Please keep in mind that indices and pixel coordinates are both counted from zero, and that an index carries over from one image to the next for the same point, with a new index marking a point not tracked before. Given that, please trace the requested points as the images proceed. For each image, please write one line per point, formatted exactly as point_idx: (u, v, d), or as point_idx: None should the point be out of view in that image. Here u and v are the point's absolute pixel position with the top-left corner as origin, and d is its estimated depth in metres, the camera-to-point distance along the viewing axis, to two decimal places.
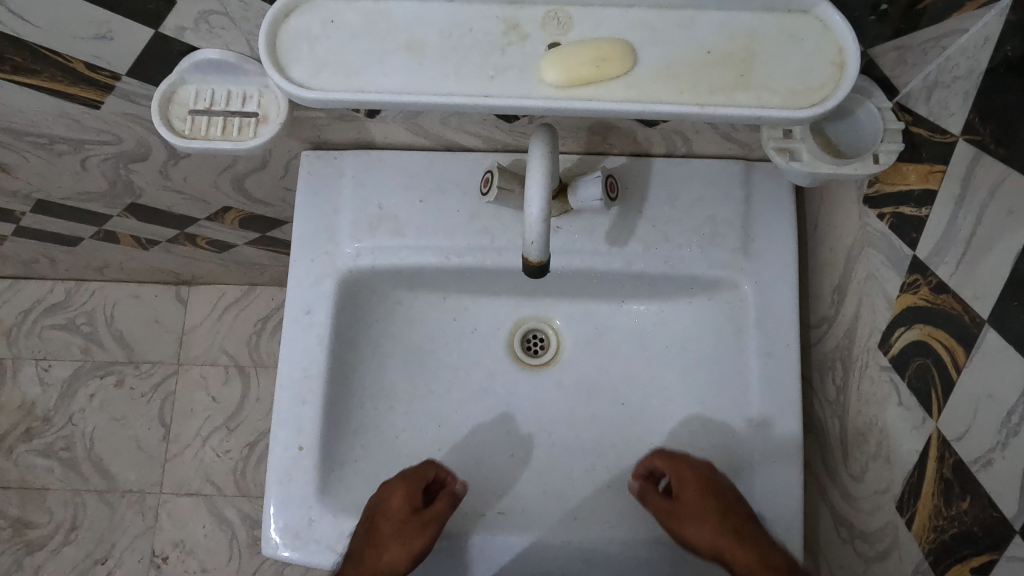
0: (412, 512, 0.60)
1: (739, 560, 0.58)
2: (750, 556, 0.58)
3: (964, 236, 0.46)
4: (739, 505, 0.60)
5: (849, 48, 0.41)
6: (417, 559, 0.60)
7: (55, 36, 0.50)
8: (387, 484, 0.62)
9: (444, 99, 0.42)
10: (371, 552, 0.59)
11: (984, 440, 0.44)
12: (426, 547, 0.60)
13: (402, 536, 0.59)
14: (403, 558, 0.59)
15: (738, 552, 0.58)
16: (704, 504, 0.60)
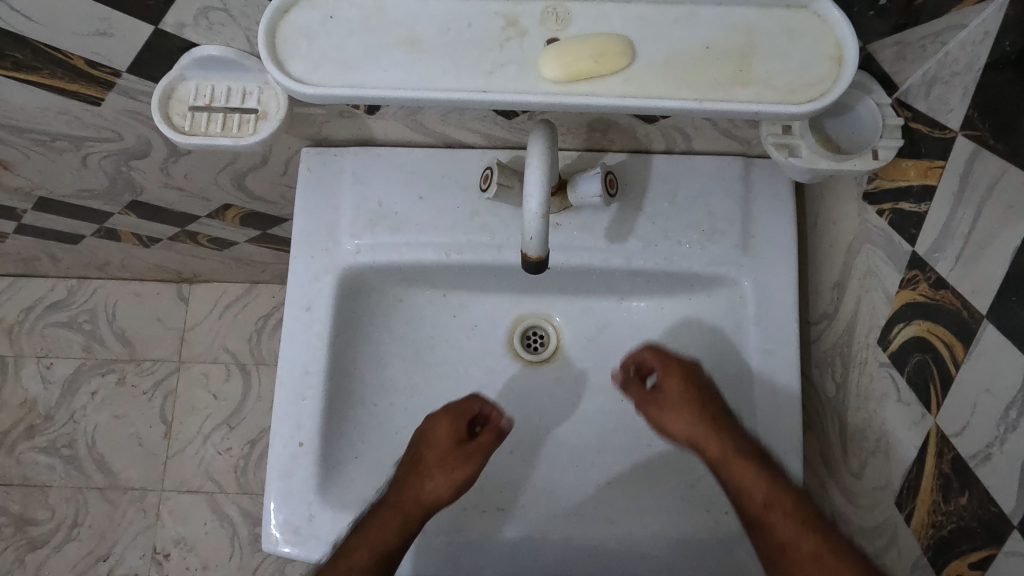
0: (457, 442, 0.61)
1: (711, 449, 0.61)
2: (721, 447, 0.60)
3: (963, 232, 0.46)
4: (716, 400, 0.63)
5: (848, 43, 0.41)
6: (460, 490, 0.61)
7: (56, 32, 0.50)
8: (432, 416, 0.63)
9: (443, 95, 0.42)
10: (414, 481, 0.60)
11: (982, 436, 0.44)
12: (469, 478, 0.61)
13: (446, 466, 0.60)
14: (445, 487, 0.60)
15: (711, 443, 0.61)
16: (683, 394, 0.62)
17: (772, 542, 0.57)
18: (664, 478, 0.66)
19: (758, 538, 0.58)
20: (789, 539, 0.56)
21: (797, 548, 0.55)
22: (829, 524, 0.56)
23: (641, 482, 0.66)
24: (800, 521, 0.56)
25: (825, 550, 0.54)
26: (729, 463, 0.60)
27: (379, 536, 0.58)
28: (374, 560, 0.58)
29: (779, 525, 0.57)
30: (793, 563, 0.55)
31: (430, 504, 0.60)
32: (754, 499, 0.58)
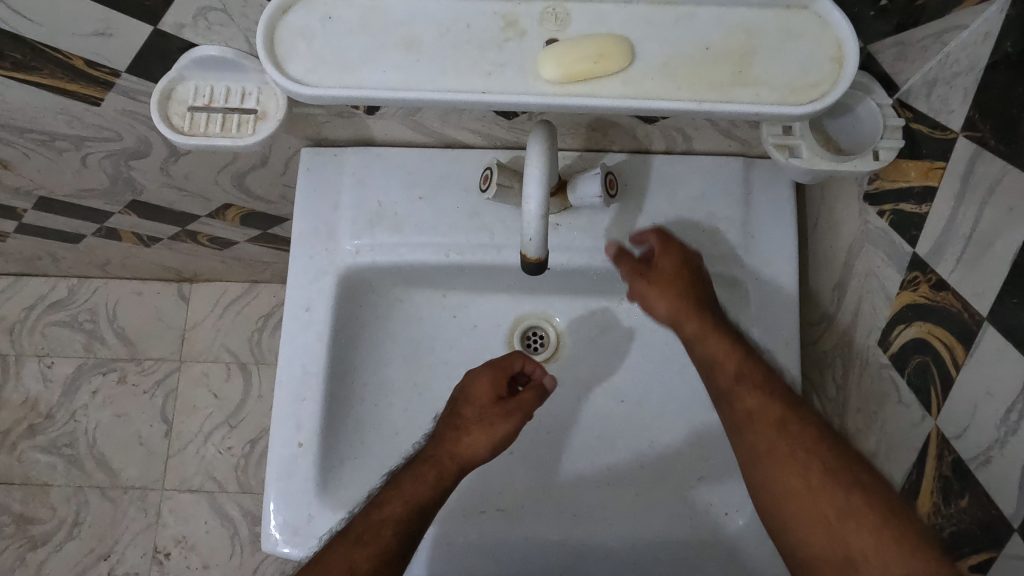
0: (496, 399, 0.61)
1: (688, 326, 0.60)
2: (698, 323, 0.60)
3: (964, 233, 0.46)
4: (704, 282, 0.62)
5: (848, 44, 0.41)
6: (497, 448, 0.60)
7: (55, 33, 0.50)
8: (472, 371, 0.62)
9: (442, 96, 0.42)
10: (451, 435, 0.60)
11: (983, 438, 0.44)
12: (507, 436, 0.60)
13: (484, 421, 0.60)
14: (483, 444, 0.59)
15: (689, 320, 0.60)
16: (671, 275, 0.61)
17: (740, 410, 0.56)
18: (664, 478, 0.66)
19: (726, 410, 0.57)
20: (757, 406, 0.55)
21: (762, 416, 0.55)
22: (794, 396, 0.56)
23: (641, 482, 0.66)
24: (767, 392, 0.56)
25: (791, 417, 0.54)
26: (703, 335, 0.60)
27: (415, 490, 0.57)
28: (408, 513, 0.56)
29: (747, 395, 0.56)
30: (756, 429, 0.55)
31: (466, 460, 0.59)
32: (726, 369, 0.58)
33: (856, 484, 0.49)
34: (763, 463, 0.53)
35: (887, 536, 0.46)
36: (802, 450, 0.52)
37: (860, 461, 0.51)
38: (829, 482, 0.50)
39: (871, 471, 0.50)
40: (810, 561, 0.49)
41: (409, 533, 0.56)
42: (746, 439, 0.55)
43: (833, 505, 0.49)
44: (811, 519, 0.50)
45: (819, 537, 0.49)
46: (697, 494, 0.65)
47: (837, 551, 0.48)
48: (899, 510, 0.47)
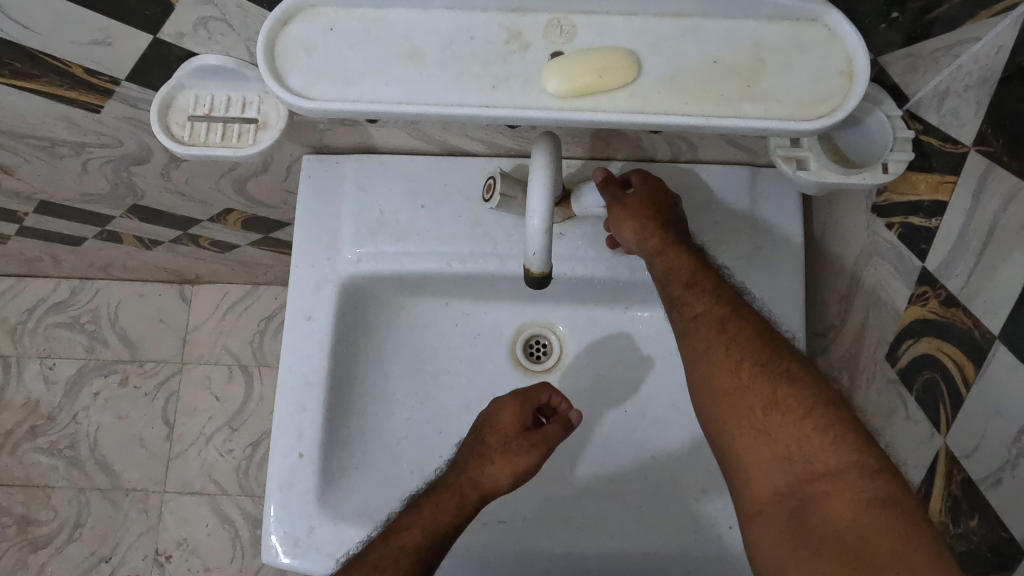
0: (521, 430, 0.60)
1: (653, 243, 0.57)
2: (662, 241, 0.57)
3: (975, 249, 0.45)
4: (662, 199, 0.59)
5: (859, 58, 0.40)
6: (520, 478, 0.59)
7: (53, 41, 0.49)
8: (499, 400, 0.61)
9: (445, 110, 0.41)
10: (475, 466, 0.59)
11: (993, 459, 0.43)
12: (529, 469, 0.59)
13: (508, 452, 0.59)
14: (505, 475, 0.58)
15: (654, 239, 0.57)
16: (644, 202, 0.58)
17: (685, 315, 0.55)
18: (668, 490, 0.66)
19: (676, 316, 0.56)
20: (701, 310, 0.55)
21: (703, 318, 0.55)
22: (735, 297, 0.56)
23: (644, 494, 0.66)
24: (712, 294, 0.55)
25: (730, 318, 0.54)
26: (664, 253, 0.57)
27: (435, 519, 0.57)
28: (426, 541, 0.56)
29: (693, 299, 0.55)
30: (697, 331, 0.55)
31: (487, 489, 0.59)
32: (679, 280, 0.57)
33: (785, 377, 0.50)
34: (702, 362, 0.54)
35: (809, 426, 0.48)
36: (737, 349, 0.52)
37: (789, 354, 0.52)
38: (759, 376, 0.51)
39: (798, 362, 0.51)
40: (735, 453, 0.51)
41: (426, 561, 0.55)
42: (687, 341, 0.55)
43: (761, 399, 0.50)
44: (739, 414, 0.51)
45: (745, 427, 0.50)
46: (700, 506, 0.64)
47: (761, 440, 0.50)
48: (824, 398, 0.49)
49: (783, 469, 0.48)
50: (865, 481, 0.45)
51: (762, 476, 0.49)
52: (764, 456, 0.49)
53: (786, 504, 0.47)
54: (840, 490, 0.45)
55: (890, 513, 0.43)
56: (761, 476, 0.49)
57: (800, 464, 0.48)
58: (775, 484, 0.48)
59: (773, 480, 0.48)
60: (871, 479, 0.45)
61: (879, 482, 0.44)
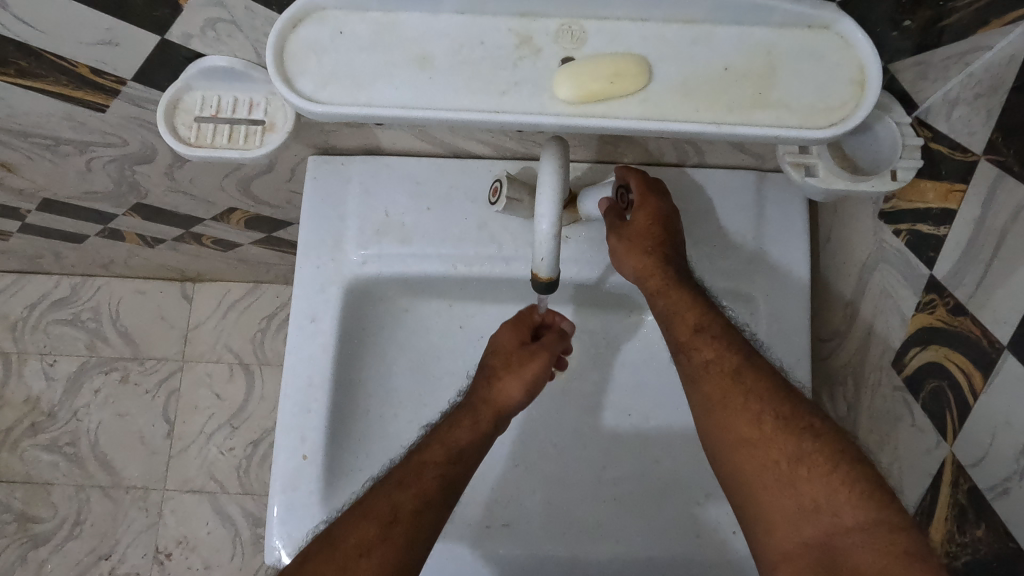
0: (521, 344, 0.62)
1: (654, 284, 0.59)
2: (663, 282, 0.58)
3: (985, 258, 0.45)
4: (671, 236, 0.60)
5: (871, 67, 0.40)
6: (532, 391, 0.60)
7: (60, 42, 0.49)
8: (495, 333, 0.64)
9: (455, 115, 0.41)
10: (487, 389, 0.60)
11: (1001, 468, 0.43)
12: (539, 377, 0.60)
13: (513, 366, 0.60)
14: (516, 388, 0.59)
15: (654, 279, 0.59)
16: (645, 232, 0.59)
17: (698, 361, 0.57)
18: (671, 494, 0.66)
19: (680, 363, 0.58)
20: (714, 356, 0.56)
21: (716, 368, 0.56)
22: (750, 347, 0.57)
23: (647, 498, 0.66)
24: (724, 342, 0.57)
25: (744, 366, 0.55)
26: (664, 294, 0.59)
27: (457, 437, 0.58)
28: (448, 460, 0.57)
29: (704, 346, 0.57)
30: (712, 378, 0.56)
31: (502, 406, 0.60)
32: (686, 323, 0.58)
33: (807, 431, 0.51)
34: (717, 410, 0.55)
35: (834, 480, 0.48)
36: (756, 401, 0.54)
37: (809, 408, 0.53)
38: (781, 429, 0.52)
39: (819, 416, 0.52)
40: (758, 502, 0.51)
41: (450, 479, 0.56)
42: (701, 391, 0.56)
43: (785, 452, 0.51)
44: (762, 466, 0.52)
45: (769, 478, 0.51)
46: (703, 511, 0.64)
47: (786, 492, 0.50)
48: (846, 452, 0.49)
49: (809, 521, 0.49)
50: (891, 535, 0.45)
51: (787, 528, 0.49)
52: (788, 507, 0.50)
53: (813, 555, 0.47)
54: (868, 544, 0.46)
55: (918, 565, 0.43)
56: (787, 528, 0.49)
57: (826, 517, 0.48)
58: (801, 536, 0.49)
59: (799, 531, 0.49)
60: (898, 533, 0.45)
61: (905, 536, 0.45)
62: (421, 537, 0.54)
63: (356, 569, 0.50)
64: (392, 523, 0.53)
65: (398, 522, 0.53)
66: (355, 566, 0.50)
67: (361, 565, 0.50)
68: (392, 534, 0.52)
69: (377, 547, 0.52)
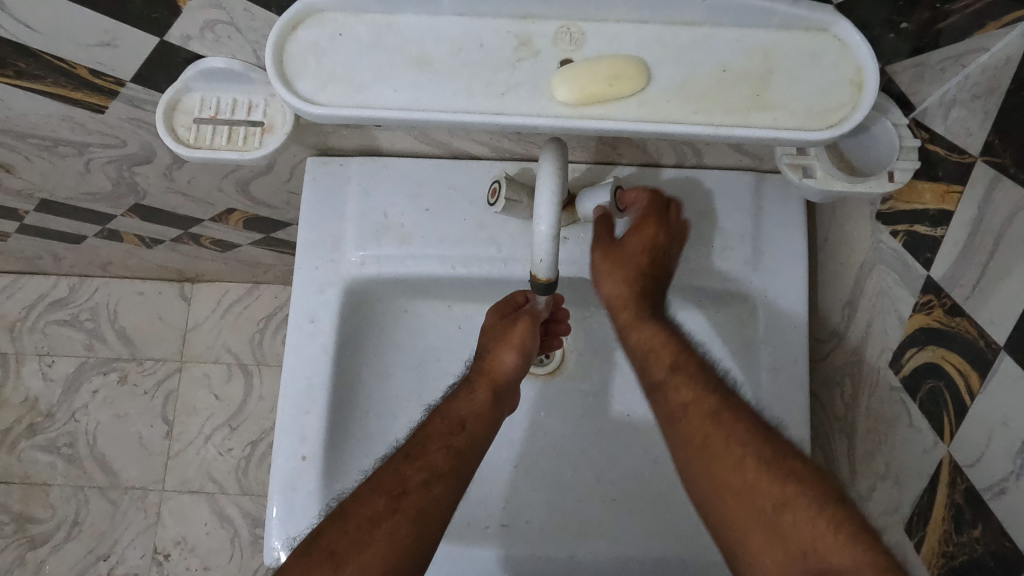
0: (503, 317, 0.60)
1: (624, 316, 0.61)
2: (635, 315, 0.61)
3: (982, 259, 0.45)
4: (654, 272, 0.61)
5: (869, 69, 0.40)
6: (526, 351, 0.58)
7: (59, 43, 0.49)
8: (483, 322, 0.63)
9: (454, 117, 0.41)
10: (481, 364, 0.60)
11: (997, 469, 0.43)
12: (530, 337, 0.58)
13: (497, 334, 0.59)
14: (508, 352, 0.58)
15: (626, 311, 0.61)
16: (625, 262, 0.60)
17: (676, 403, 0.57)
18: (670, 494, 0.66)
19: (654, 403, 0.59)
20: (693, 399, 0.57)
21: (694, 411, 0.56)
22: (729, 391, 0.57)
23: (646, 498, 0.66)
24: (701, 384, 0.57)
25: (722, 409, 0.55)
26: (636, 327, 0.61)
27: (458, 411, 0.58)
28: (450, 432, 0.57)
29: (682, 388, 0.57)
30: (689, 419, 0.56)
31: (495, 374, 0.59)
32: (663, 363, 0.59)
33: (790, 475, 0.50)
34: (698, 454, 0.54)
35: (820, 523, 0.47)
36: (739, 445, 0.53)
37: (791, 452, 0.52)
38: (765, 474, 0.51)
39: (803, 461, 0.51)
40: (747, 550, 0.50)
41: (458, 451, 0.57)
42: (679, 433, 0.56)
43: (770, 497, 0.50)
44: (750, 513, 0.51)
45: (757, 527, 0.50)
46: None
47: (774, 539, 0.49)
48: (830, 497, 0.48)
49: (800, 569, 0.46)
50: None
51: None
52: (778, 555, 0.48)
53: None
54: None
55: None
56: None
57: (816, 563, 0.46)
58: None
59: None
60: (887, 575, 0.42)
61: None
62: (435, 509, 0.54)
63: (368, 541, 0.51)
64: (401, 497, 0.54)
65: (408, 493, 0.54)
66: (368, 539, 0.52)
67: (373, 537, 0.52)
68: (403, 505, 0.53)
69: (387, 519, 0.53)
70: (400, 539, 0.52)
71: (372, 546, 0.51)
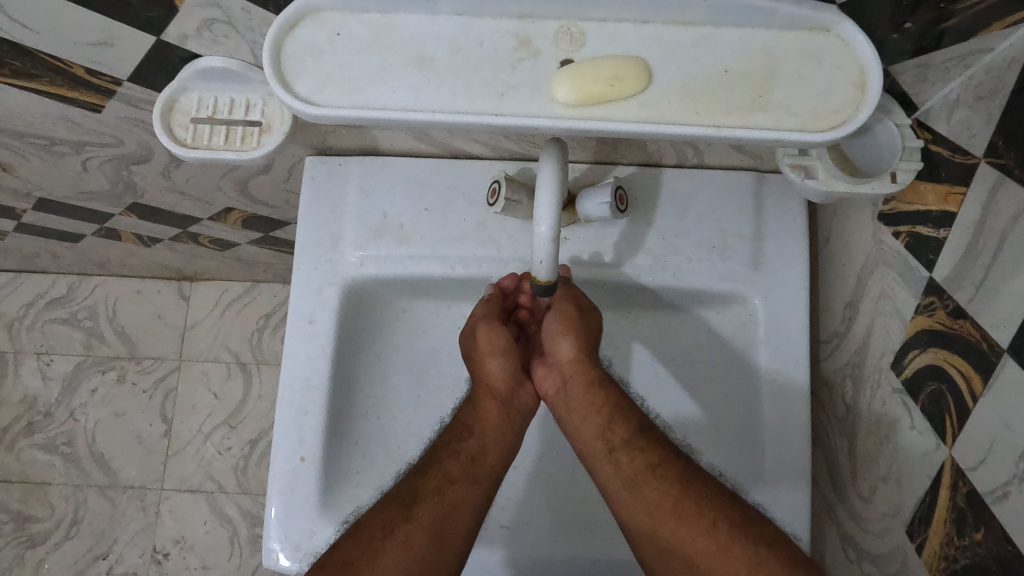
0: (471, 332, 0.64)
1: (575, 377, 0.61)
2: (587, 378, 0.60)
3: (986, 261, 0.45)
4: (592, 330, 0.61)
5: (871, 69, 0.40)
6: (502, 352, 0.62)
7: (55, 42, 0.48)
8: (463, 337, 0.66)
9: (453, 117, 0.40)
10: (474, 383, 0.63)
11: (1000, 473, 0.43)
12: (497, 340, 0.62)
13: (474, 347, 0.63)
14: (488, 359, 0.62)
15: (576, 374, 0.61)
16: (568, 323, 0.60)
17: (641, 467, 0.56)
18: None
19: (614, 465, 0.57)
20: (658, 460, 0.56)
21: (662, 472, 0.55)
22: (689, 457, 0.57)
23: None
24: (666, 448, 0.57)
25: (690, 474, 0.55)
26: (593, 392, 0.60)
27: (464, 418, 0.61)
28: (460, 438, 0.60)
29: (644, 451, 0.56)
30: (655, 485, 0.55)
31: (487, 382, 0.62)
32: (619, 431, 0.58)
33: (761, 539, 0.50)
34: (670, 520, 0.53)
35: None
36: (712, 510, 0.52)
37: (758, 516, 0.52)
38: (736, 537, 0.51)
39: (770, 525, 0.52)
40: None
41: (468, 455, 0.59)
42: (643, 497, 0.55)
43: (743, 562, 0.49)
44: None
45: None
46: None
47: None
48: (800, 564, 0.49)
49: None
50: None
51: None
52: None
53: None
54: None
55: None
56: None
57: None
58: None
59: None
60: None
61: None
62: (452, 515, 0.55)
63: (381, 549, 0.52)
64: (413, 504, 0.55)
65: (420, 501, 0.55)
66: (381, 546, 0.52)
67: (386, 545, 0.52)
68: (415, 514, 0.54)
69: (400, 525, 0.53)
70: (414, 544, 0.53)
71: (386, 554, 0.51)
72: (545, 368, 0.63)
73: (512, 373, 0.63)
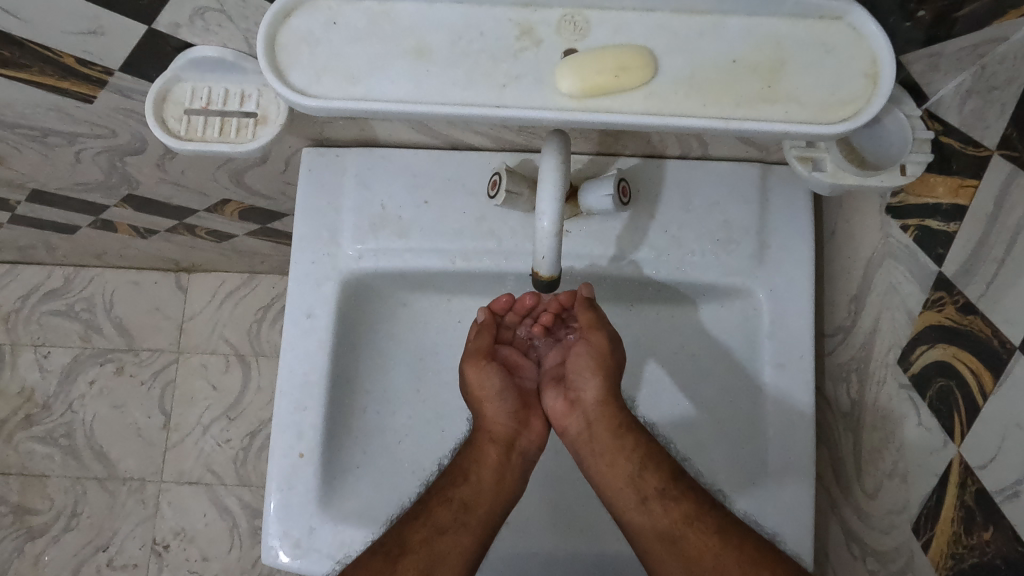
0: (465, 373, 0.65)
1: (597, 420, 0.62)
2: (614, 423, 0.62)
3: (998, 256, 0.44)
4: (619, 369, 0.63)
5: (884, 59, 0.39)
6: (501, 394, 0.65)
7: (43, 31, 0.47)
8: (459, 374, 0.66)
9: (453, 109, 0.39)
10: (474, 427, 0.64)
11: (1010, 473, 0.42)
12: (491, 381, 0.64)
13: (479, 390, 0.64)
14: (488, 402, 0.64)
15: (600, 418, 0.62)
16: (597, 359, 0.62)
17: (676, 517, 0.57)
18: None
19: (646, 514, 0.58)
20: (693, 512, 0.56)
21: (698, 525, 0.56)
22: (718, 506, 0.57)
23: None
24: (697, 497, 0.57)
25: (722, 527, 0.55)
26: (620, 436, 0.61)
27: (463, 462, 0.62)
28: (454, 484, 0.60)
29: (677, 501, 0.57)
30: (690, 535, 0.56)
31: (490, 429, 0.64)
32: (652, 480, 0.59)
33: None
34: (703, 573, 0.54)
35: None
36: (746, 561, 0.53)
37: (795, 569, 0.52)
38: None
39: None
40: None
41: (460, 502, 0.60)
42: (680, 548, 0.56)
43: None
44: None
45: None
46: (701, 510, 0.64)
47: None
48: None
49: None
50: None
51: None
52: None
53: None
54: None
55: None
56: None
57: None
58: None
59: None
60: None
61: None
62: (440, 565, 0.56)
63: None
64: (400, 556, 0.55)
65: (407, 553, 0.56)
66: None
67: None
68: (401, 566, 0.55)
69: None
70: None
71: None
72: (565, 404, 0.65)
73: (511, 416, 0.65)
